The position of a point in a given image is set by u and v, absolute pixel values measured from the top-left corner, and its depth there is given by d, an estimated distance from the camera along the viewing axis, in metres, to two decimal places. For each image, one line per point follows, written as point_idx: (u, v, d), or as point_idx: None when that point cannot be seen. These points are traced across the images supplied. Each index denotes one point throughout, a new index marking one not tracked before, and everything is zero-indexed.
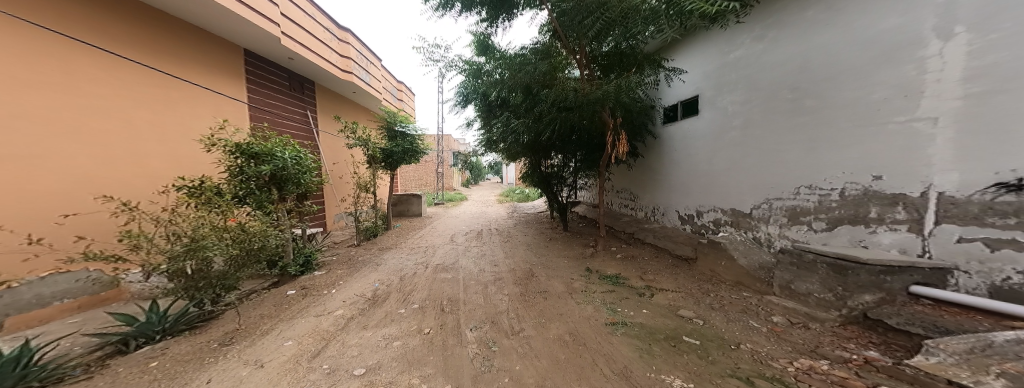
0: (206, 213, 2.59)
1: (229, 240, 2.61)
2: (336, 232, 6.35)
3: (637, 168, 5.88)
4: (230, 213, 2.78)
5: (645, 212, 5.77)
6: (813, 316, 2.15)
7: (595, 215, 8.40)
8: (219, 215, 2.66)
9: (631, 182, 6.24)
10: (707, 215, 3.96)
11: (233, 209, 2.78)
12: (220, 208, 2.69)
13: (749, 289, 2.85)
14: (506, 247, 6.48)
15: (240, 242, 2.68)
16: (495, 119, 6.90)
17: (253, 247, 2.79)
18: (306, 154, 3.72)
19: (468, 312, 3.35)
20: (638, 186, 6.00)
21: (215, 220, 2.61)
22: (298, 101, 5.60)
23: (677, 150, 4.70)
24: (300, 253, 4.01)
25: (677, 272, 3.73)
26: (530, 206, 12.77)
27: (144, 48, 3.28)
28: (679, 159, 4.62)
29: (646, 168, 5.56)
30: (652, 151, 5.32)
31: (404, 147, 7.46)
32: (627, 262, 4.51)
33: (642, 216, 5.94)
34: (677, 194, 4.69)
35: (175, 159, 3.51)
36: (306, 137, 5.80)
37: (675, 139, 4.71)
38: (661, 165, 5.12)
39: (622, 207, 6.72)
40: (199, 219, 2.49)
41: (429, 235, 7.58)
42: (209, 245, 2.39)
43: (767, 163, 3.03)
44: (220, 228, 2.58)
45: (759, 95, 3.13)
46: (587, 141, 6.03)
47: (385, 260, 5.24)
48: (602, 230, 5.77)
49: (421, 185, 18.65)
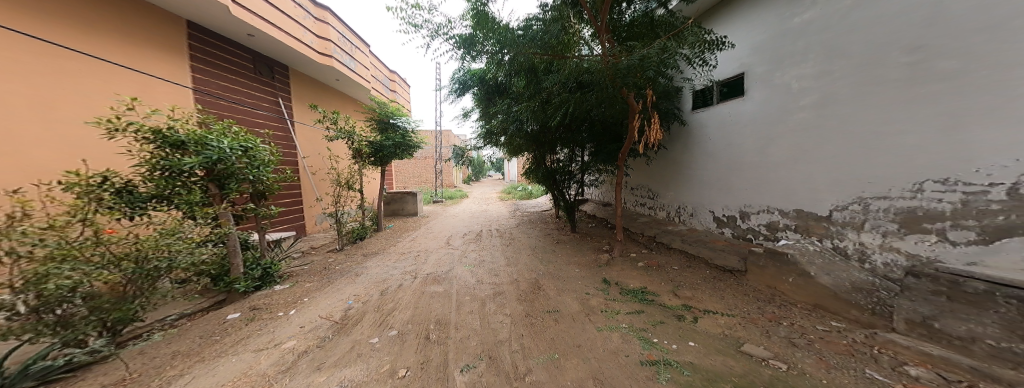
0: (72, 223, 1.84)
1: (104, 260, 1.88)
2: (317, 235, 5.66)
3: (659, 162, 5.17)
4: (107, 223, 1.99)
5: (669, 212, 5.07)
6: (988, 373, 1.41)
7: (606, 215, 7.72)
8: (89, 225, 1.90)
9: (651, 179, 5.51)
10: (758, 218, 3.24)
11: (113, 214, 2.02)
12: (93, 215, 1.93)
13: (838, 318, 2.12)
14: (508, 252, 5.77)
15: (140, 260, 2.02)
16: (495, 107, 6.16)
17: (161, 266, 2.10)
18: (259, 145, 3.00)
19: (459, 343, 2.63)
20: (659, 183, 5.30)
21: (80, 234, 1.86)
22: (265, 88, 4.93)
23: (711, 140, 3.97)
24: (252, 265, 3.27)
25: (722, 287, 2.99)
26: (534, 204, 12.08)
27: (26, 10, 2.52)
28: (716, 151, 3.89)
29: (671, 162, 4.83)
30: (677, 142, 4.59)
31: (395, 141, 6.76)
32: (654, 274, 3.77)
33: (664, 218, 5.24)
34: (713, 192, 3.96)
35: (67, 146, 2.75)
36: (280, 129, 5.14)
37: (709, 126, 3.98)
38: (691, 159, 4.39)
39: (638, 206, 6.04)
40: (59, 232, 1.78)
41: (424, 236, 6.90)
42: (58, 271, 1.66)
43: (859, 149, 2.31)
44: (92, 244, 1.85)
45: (843, 63, 2.43)
46: (598, 130, 5.31)
47: (368, 269, 4.54)
48: (620, 233, 5.01)
49: (420, 182, 18.05)
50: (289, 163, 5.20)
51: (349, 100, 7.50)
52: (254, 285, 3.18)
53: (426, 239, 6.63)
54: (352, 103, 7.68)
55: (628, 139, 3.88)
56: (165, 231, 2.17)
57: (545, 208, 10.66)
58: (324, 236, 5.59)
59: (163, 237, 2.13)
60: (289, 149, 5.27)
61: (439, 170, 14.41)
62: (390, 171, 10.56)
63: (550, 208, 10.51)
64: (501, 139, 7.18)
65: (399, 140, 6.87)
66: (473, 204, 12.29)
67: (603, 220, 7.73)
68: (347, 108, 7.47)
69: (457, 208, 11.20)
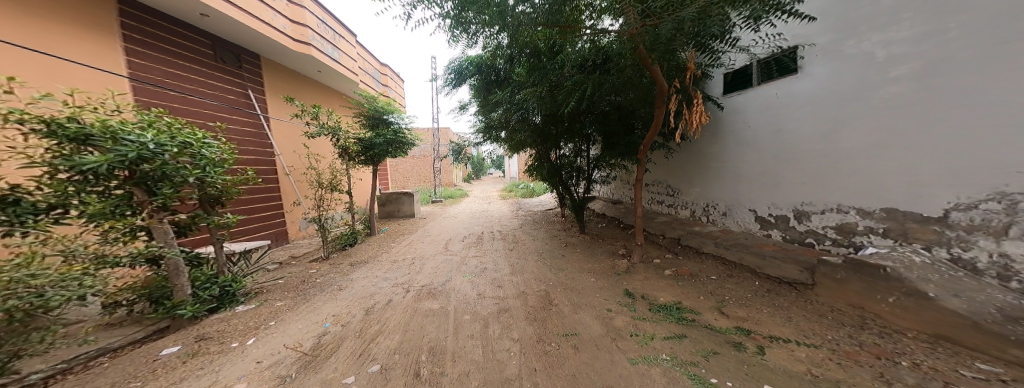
0: None
1: None
2: (301, 243, 5.17)
3: (681, 155, 4.61)
4: None
5: (694, 210, 4.52)
6: None
7: (617, 214, 7.19)
8: None
9: (671, 174, 4.96)
10: (823, 218, 2.68)
11: None
12: None
13: (984, 358, 1.55)
14: (512, 258, 5.22)
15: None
16: (495, 97, 5.66)
17: (28, 308, 1.61)
18: (206, 140, 2.57)
19: (457, 381, 2.07)
20: (680, 178, 4.75)
21: None
22: (230, 78, 4.42)
23: (748, 128, 3.39)
24: (200, 285, 2.72)
25: (785, 306, 2.43)
26: (536, 202, 11.54)
27: None
28: (753, 138, 3.33)
29: (697, 154, 4.26)
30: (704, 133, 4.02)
31: (386, 138, 6.23)
32: (687, 287, 3.20)
33: (687, 217, 4.69)
34: (752, 186, 3.41)
35: None
36: (252, 125, 4.64)
37: (745, 109, 3.41)
38: (720, 148, 3.83)
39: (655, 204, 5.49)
40: None
41: (420, 240, 6.37)
42: None
43: (1000, 128, 1.77)
44: None
45: (966, 17, 1.85)
46: (610, 116, 4.79)
47: (355, 284, 4.07)
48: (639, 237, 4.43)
49: (419, 181, 17.56)
50: (261, 163, 4.70)
51: (333, 93, 7.03)
52: (203, 308, 2.61)
53: (422, 243, 6.14)
54: (338, 96, 7.21)
55: (653, 128, 3.30)
56: (24, 263, 1.70)
57: (549, 207, 10.12)
58: (309, 243, 5.16)
59: (21, 269, 1.66)
60: (262, 147, 4.77)
61: (438, 169, 13.88)
62: (384, 169, 10.04)
63: (553, 207, 10.01)
64: (501, 134, 6.67)
65: (392, 137, 6.34)
66: (472, 204, 11.77)
67: (615, 220, 7.20)
68: (332, 102, 7.00)
69: (457, 208, 10.70)
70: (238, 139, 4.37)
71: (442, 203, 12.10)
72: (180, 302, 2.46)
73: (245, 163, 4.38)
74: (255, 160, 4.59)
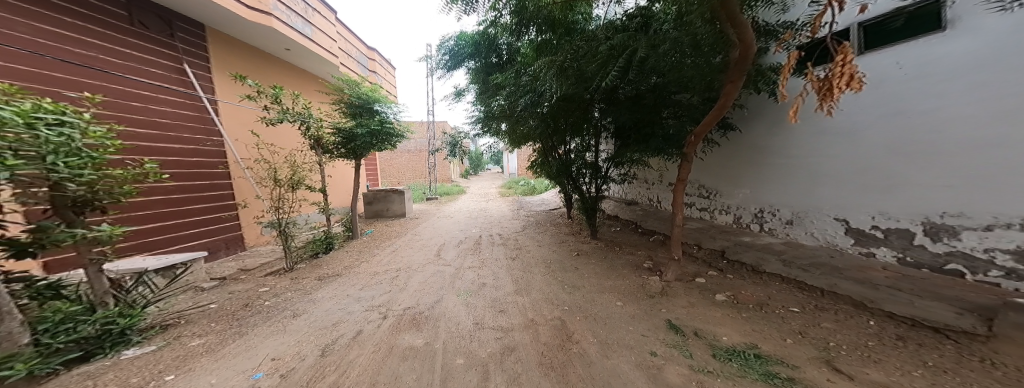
0: None
1: None
2: (261, 255, 4.27)
3: (744, 152, 4.09)
4: None
5: (756, 220, 4.01)
6: None
7: (636, 222, 6.85)
8: None
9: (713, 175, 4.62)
10: (982, 233, 2.19)
11: None
12: None
13: None
14: (517, 276, 4.37)
15: None
16: (502, 79, 5.12)
17: None
18: (64, 119, 1.91)
19: None
20: (739, 181, 4.23)
21: None
22: (159, 48, 3.76)
23: (851, 116, 2.91)
24: (53, 328, 2.02)
25: (949, 368, 1.60)
26: (539, 200, 10.71)
27: None
28: (847, 137, 2.95)
29: (770, 152, 3.73)
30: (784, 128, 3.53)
31: (370, 128, 5.35)
32: (766, 322, 2.44)
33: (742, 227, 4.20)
34: (841, 191, 3.04)
35: None
36: (188, 107, 3.98)
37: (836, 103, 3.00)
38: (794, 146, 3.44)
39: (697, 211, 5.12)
40: None
41: (409, 244, 5.51)
42: None
43: None
44: None
45: None
46: (642, 101, 4.06)
47: (320, 308, 3.22)
48: (673, 249, 3.68)
49: (413, 177, 16.66)
50: (201, 153, 4.04)
51: (308, 76, 6.36)
52: (51, 363, 1.90)
53: (410, 249, 5.27)
54: (314, 80, 6.61)
55: (712, 113, 2.60)
56: None
57: (553, 206, 9.29)
58: (271, 253, 4.32)
59: None
60: (202, 133, 4.11)
61: (434, 164, 12.94)
62: (372, 164, 9.16)
63: (558, 207, 9.16)
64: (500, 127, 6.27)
65: (376, 128, 5.45)
66: (471, 201, 10.89)
67: (633, 225, 6.94)
68: (307, 88, 6.31)
69: (452, 207, 9.79)
70: (166, 123, 3.69)
71: (437, 200, 11.21)
72: (11, 354, 1.77)
73: (170, 154, 3.68)
74: (191, 149, 3.92)
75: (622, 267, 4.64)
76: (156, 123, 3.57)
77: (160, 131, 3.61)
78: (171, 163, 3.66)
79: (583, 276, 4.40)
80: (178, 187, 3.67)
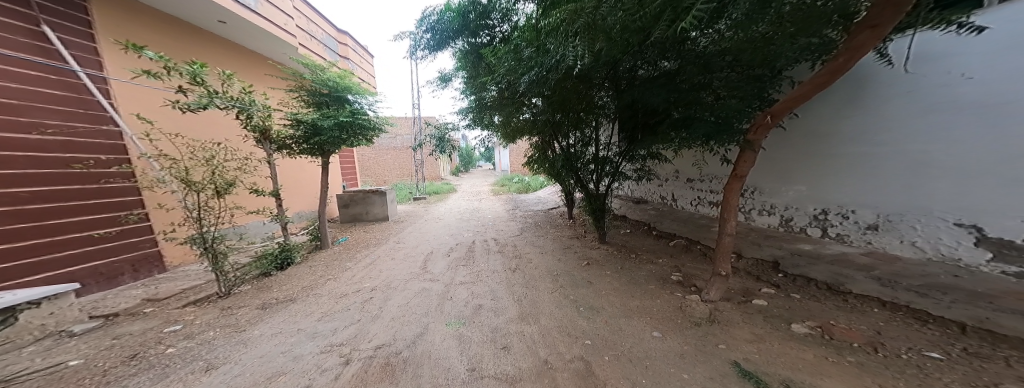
0: None
1: None
2: (188, 279, 3.32)
3: (816, 139, 3.40)
4: None
5: (831, 224, 3.27)
6: None
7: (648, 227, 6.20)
8: None
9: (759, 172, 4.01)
10: None
11: None
12: None
13: None
14: (519, 298, 3.53)
15: None
16: (498, 57, 4.29)
17: None
18: None
19: None
20: (805, 176, 3.53)
21: None
22: (3, 2, 2.83)
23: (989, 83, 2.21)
24: None
25: None
26: (536, 198, 10.00)
27: None
28: (984, 113, 2.24)
29: (853, 138, 3.05)
30: (875, 105, 2.85)
31: (338, 121, 4.44)
32: (902, 377, 1.68)
33: (812, 233, 3.46)
34: (967, 186, 2.33)
35: None
36: (54, 84, 3.08)
37: (956, 68, 2.37)
38: (887, 131, 2.79)
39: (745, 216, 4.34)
40: None
41: (391, 253, 4.65)
42: None
43: None
44: None
45: None
46: (679, 78, 3.35)
47: (252, 354, 2.38)
48: (718, 263, 2.92)
49: (401, 175, 15.86)
50: (78, 147, 3.19)
51: (253, 58, 5.45)
52: None
53: (391, 261, 4.40)
54: (263, 62, 5.64)
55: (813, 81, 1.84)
56: None
57: (553, 205, 8.55)
58: (198, 275, 3.37)
59: None
60: (82, 121, 3.25)
61: (421, 161, 11.97)
62: (349, 162, 8.24)
63: (558, 206, 8.40)
64: (494, 118, 5.79)
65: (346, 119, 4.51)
66: (462, 201, 10.06)
67: (645, 227, 6.22)
68: (252, 72, 5.41)
69: (443, 206, 8.95)
70: (18, 105, 2.81)
71: (426, 200, 10.34)
72: None
73: (26, 148, 2.84)
74: (62, 141, 3.07)
75: (646, 281, 3.86)
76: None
77: (7, 115, 2.75)
78: (24, 159, 2.81)
79: (600, 292, 3.63)
80: (37, 194, 2.85)
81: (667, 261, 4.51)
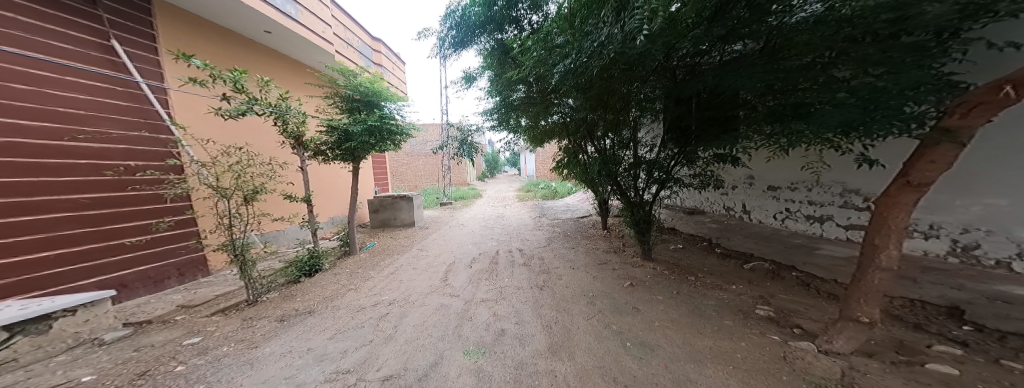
0: None
1: None
2: (216, 286, 3.44)
3: None
4: None
5: None
6: None
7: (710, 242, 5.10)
8: None
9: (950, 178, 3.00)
10: None
11: None
12: None
13: None
14: (551, 323, 2.91)
15: None
16: (524, 49, 3.95)
17: None
18: None
19: None
20: None
21: None
22: (76, 18, 3.16)
23: None
24: None
25: None
26: (565, 204, 9.26)
27: None
28: None
29: None
30: None
31: (366, 125, 4.33)
32: None
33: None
34: None
35: None
36: (118, 94, 3.47)
37: None
38: None
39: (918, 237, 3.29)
40: None
41: (411, 263, 4.43)
42: None
43: None
44: None
45: None
46: (779, 54, 2.34)
47: (256, 378, 2.10)
48: (852, 306, 2.04)
49: (432, 180, 16.20)
50: (136, 153, 3.56)
51: (293, 67, 5.76)
52: None
53: (412, 271, 4.15)
54: (300, 71, 5.93)
55: None
56: None
57: (586, 213, 7.69)
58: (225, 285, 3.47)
59: None
60: (139, 128, 3.63)
61: (449, 166, 11.90)
62: (380, 169, 8.44)
63: (590, 215, 7.55)
64: (522, 119, 5.46)
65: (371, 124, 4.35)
66: (487, 207, 9.75)
67: (704, 242, 5.18)
68: (292, 80, 5.75)
69: (468, 213, 8.70)
70: (86, 115, 3.20)
71: (452, 206, 10.24)
72: None
73: (90, 156, 3.20)
74: (123, 150, 3.47)
75: (718, 314, 2.95)
76: (70, 114, 3.09)
77: (78, 125, 3.14)
78: (84, 167, 3.15)
79: (651, 324, 2.82)
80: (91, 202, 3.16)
81: (745, 288, 3.48)
